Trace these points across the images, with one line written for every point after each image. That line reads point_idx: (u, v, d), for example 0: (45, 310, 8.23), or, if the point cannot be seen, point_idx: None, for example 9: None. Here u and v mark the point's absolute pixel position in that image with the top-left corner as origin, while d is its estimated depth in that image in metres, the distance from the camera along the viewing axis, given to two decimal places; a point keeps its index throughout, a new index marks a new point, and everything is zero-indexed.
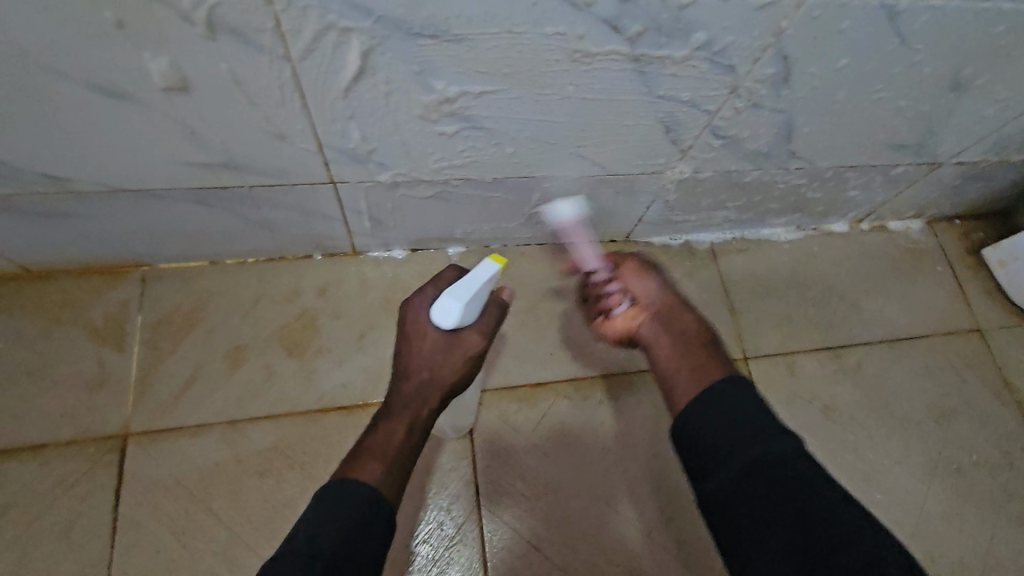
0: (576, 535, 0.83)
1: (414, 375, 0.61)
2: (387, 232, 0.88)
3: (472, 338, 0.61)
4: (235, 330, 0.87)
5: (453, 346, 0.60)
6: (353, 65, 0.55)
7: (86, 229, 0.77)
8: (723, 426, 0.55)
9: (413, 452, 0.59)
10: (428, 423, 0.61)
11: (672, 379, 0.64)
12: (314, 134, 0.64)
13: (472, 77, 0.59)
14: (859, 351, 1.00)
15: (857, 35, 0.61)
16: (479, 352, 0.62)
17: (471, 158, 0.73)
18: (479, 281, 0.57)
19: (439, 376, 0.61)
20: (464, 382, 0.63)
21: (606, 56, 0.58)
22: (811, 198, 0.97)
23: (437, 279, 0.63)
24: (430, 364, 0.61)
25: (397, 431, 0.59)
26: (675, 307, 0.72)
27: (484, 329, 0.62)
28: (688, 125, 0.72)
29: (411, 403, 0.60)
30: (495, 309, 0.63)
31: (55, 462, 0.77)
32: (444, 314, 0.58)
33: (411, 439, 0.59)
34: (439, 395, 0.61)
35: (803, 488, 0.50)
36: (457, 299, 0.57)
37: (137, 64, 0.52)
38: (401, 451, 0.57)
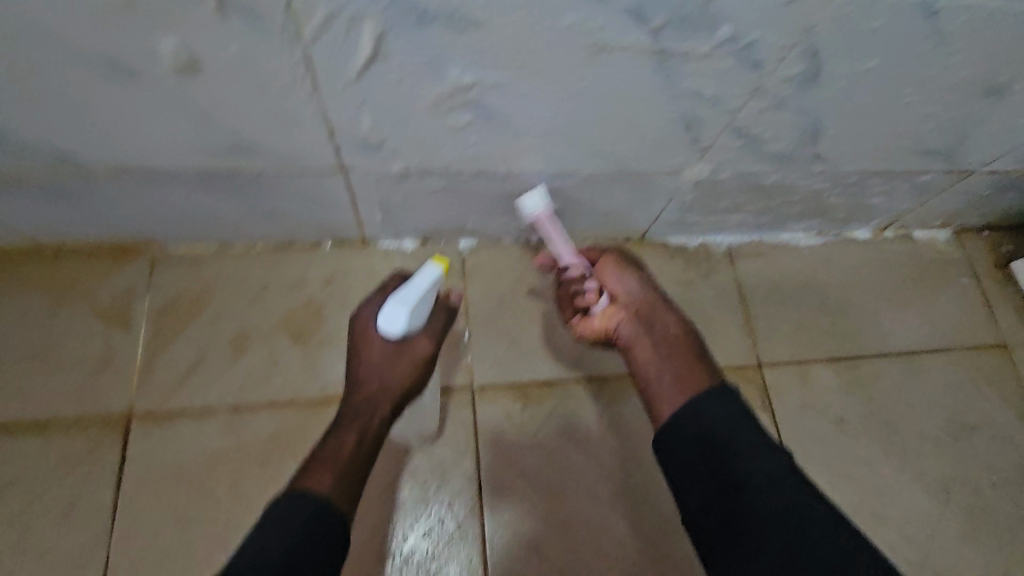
0: (576, 538, 0.81)
1: (364, 385, 0.68)
2: (397, 223, 0.87)
3: (419, 344, 0.68)
4: (240, 316, 0.86)
5: (400, 353, 0.67)
6: (364, 51, 0.53)
7: (94, 209, 0.76)
8: (705, 447, 0.60)
9: (368, 454, 0.66)
10: (381, 428, 0.68)
11: (657, 386, 0.68)
12: (324, 121, 0.63)
13: (487, 68, 0.57)
14: (877, 363, 0.96)
15: (892, 34, 0.58)
16: (426, 357, 0.69)
17: (484, 151, 0.71)
18: (421, 287, 0.62)
19: (388, 383, 0.68)
20: (415, 385, 0.69)
21: (625, 49, 0.56)
22: (834, 203, 0.94)
23: (383, 291, 0.70)
24: (378, 373, 0.67)
25: (350, 439, 0.65)
26: (655, 306, 0.75)
27: (430, 334, 0.69)
28: (709, 123, 0.69)
29: (363, 410, 0.67)
30: (441, 317, 0.71)
31: (58, 440, 0.77)
32: (391, 321, 0.62)
33: (365, 444, 0.66)
34: (390, 400, 0.68)
35: (776, 505, 0.55)
36: (402, 305, 0.62)
37: (146, 43, 0.51)
38: (353, 457, 0.64)
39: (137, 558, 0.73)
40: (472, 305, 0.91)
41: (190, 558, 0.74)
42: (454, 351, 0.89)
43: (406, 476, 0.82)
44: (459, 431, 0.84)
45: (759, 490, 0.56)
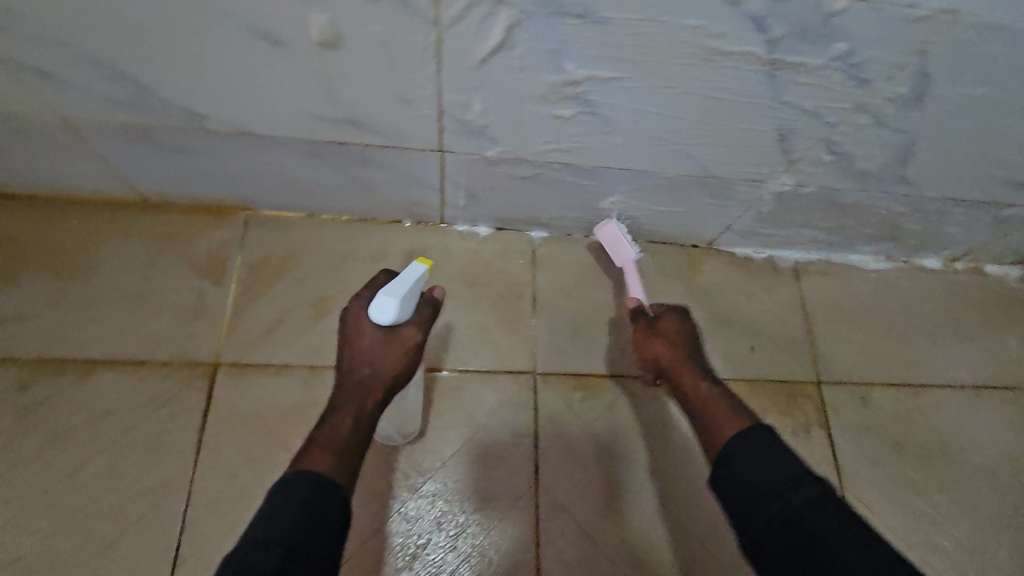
0: (625, 528, 0.83)
1: (356, 370, 0.62)
2: (477, 208, 0.91)
3: (409, 331, 0.63)
4: (323, 281, 0.90)
5: (392, 338, 0.62)
6: (494, 38, 0.57)
7: (206, 167, 0.82)
8: (766, 468, 0.54)
9: (362, 441, 0.59)
10: (375, 416, 0.61)
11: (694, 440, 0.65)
12: (438, 102, 0.66)
13: (604, 63, 0.60)
14: (938, 393, 0.96)
15: (1005, 62, 0.59)
16: (418, 344, 0.64)
17: (578, 145, 0.74)
18: (408, 280, 0.63)
19: (380, 368, 0.62)
20: (408, 373, 0.64)
21: (739, 56, 0.59)
22: (909, 228, 0.94)
23: (370, 286, 0.67)
24: (371, 358, 0.62)
25: (344, 423, 0.58)
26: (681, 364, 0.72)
27: (420, 322, 0.65)
28: (804, 135, 0.71)
29: (355, 396, 0.61)
30: (428, 307, 0.67)
31: (151, 378, 0.82)
32: (382, 311, 0.61)
33: (359, 430, 0.59)
34: (383, 387, 0.62)
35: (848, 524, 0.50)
36: (394, 296, 0.61)
37: (299, 16, 0.56)
38: (350, 438, 0.57)
39: (215, 497, 0.77)
40: (540, 293, 0.94)
41: None
42: (520, 336, 0.92)
43: (465, 449, 0.85)
44: (519, 413, 0.87)
45: (850, 535, 0.49)
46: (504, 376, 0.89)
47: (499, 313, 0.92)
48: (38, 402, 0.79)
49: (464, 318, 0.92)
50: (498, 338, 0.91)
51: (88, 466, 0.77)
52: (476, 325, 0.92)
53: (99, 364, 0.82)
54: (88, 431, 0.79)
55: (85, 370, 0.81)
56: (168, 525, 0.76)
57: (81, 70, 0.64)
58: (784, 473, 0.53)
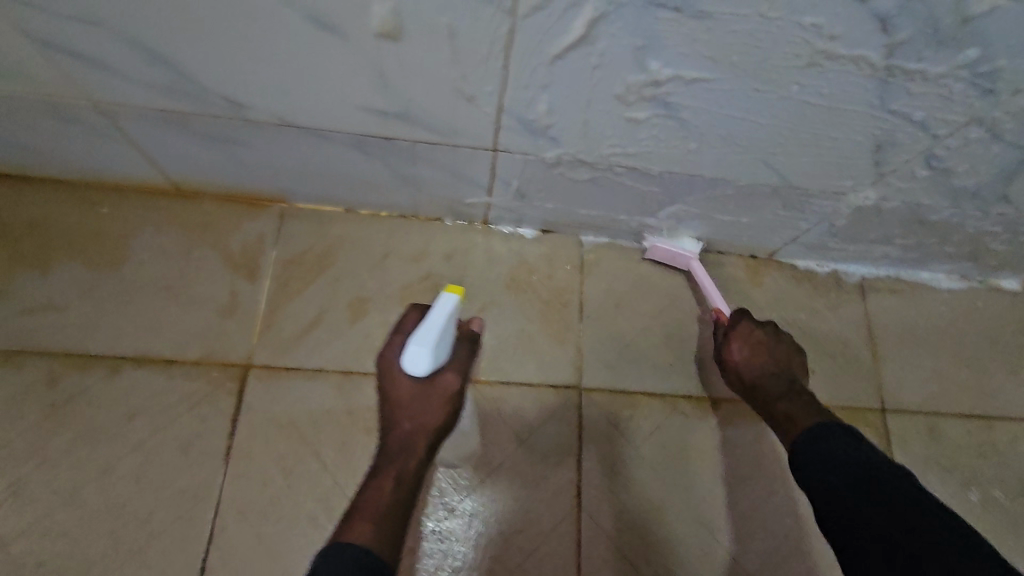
0: (672, 557, 0.79)
1: (398, 426, 0.61)
2: (524, 210, 0.85)
3: (447, 377, 0.63)
4: (361, 281, 0.86)
5: (430, 388, 0.62)
6: (576, 31, 0.51)
7: (244, 158, 0.77)
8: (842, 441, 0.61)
9: (407, 501, 0.57)
10: (419, 473, 0.60)
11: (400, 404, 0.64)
12: (501, 99, 0.61)
13: (693, 62, 0.54)
14: (1012, 427, 0.89)
15: None
16: (457, 390, 0.63)
17: (648, 149, 0.67)
18: (438, 321, 0.61)
19: (421, 422, 0.61)
20: (450, 422, 0.63)
21: (849, 61, 0.52)
22: (995, 248, 0.86)
23: (403, 329, 0.66)
24: (411, 412, 0.61)
25: (386, 485, 0.57)
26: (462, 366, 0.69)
27: (459, 366, 0.64)
28: (903, 148, 0.63)
29: (398, 454, 0.60)
30: (467, 346, 0.66)
31: (181, 378, 0.78)
32: (414, 361, 0.60)
33: (403, 490, 0.58)
34: (426, 440, 0.61)
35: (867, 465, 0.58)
36: (422, 344, 0.60)
37: (364, 3, 0.51)
38: (394, 501, 0.56)
39: (246, 506, 0.74)
40: (588, 302, 0.89)
41: (294, 516, 0.74)
42: (567, 347, 0.86)
43: (504, 466, 0.80)
44: (563, 429, 0.82)
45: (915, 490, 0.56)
46: (548, 389, 0.84)
47: (545, 322, 0.87)
48: (66, 397, 0.76)
49: (507, 326, 0.86)
50: (543, 349, 0.86)
51: (116, 467, 0.74)
52: (520, 334, 0.86)
53: (129, 360, 0.79)
54: (117, 430, 0.76)
55: (115, 366, 0.78)
56: (196, 534, 0.72)
57: (118, 53, 0.60)
58: (840, 437, 0.62)
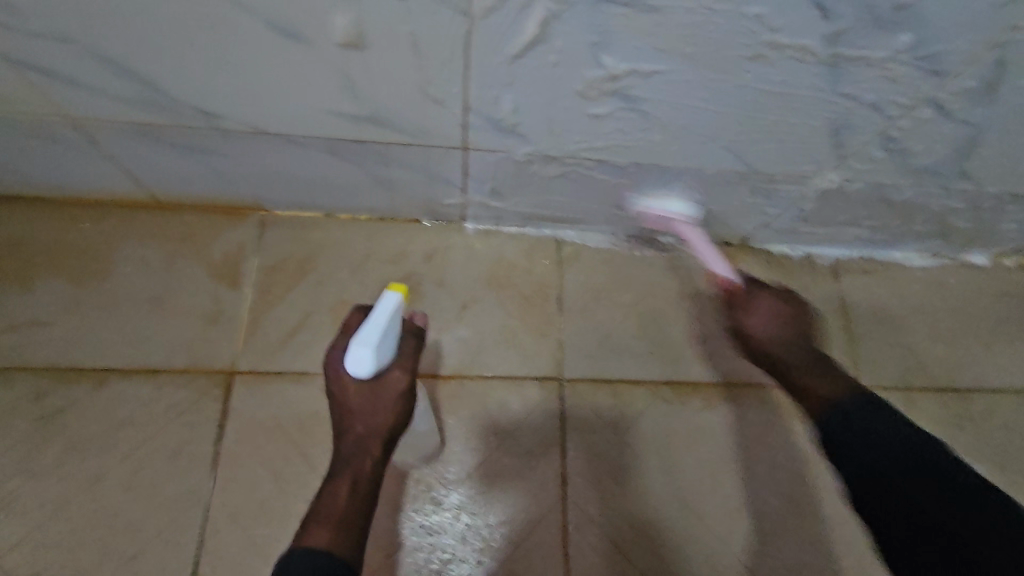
0: (658, 541, 0.80)
1: (349, 431, 0.58)
2: (500, 207, 0.86)
3: (394, 375, 0.58)
4: (343, 284, 0.87)
5: (376, 390, 0.57)
6: (531, 31, 0.53)
7: (221, 168, 0.78)
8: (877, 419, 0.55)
9: (365, 505, 0.55)
10: (377, 474, 0.57)
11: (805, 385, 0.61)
12: (466, 99, 0.62)
13: (648, 55, 0.56)
14: (986, 398, 0.91)
15: None
16: (406, 389, 0.59)
17: (614, 143, 0.69)
18: (382, 317, 0.56)
19: (371, 424, 0.58)
20: (403, 419, 0.59)
21: (794, 51, 0.55)
22: (960, 226, 0.88)
23: (344, 326, 0.60)
24: (362, 413, 0.57)
25: (342, 490, 0.55)
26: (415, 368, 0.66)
27: (405, 362, 0.59)
28: (859, 130, 0.65)
29: (351, 459, 0.57)
30: (414, 339, 0.61)
31: (167, 387, 0.79)
32: (358, 364, 0.56)
33: (358, 495, 0.55)
34: (380, 441, 0.58)
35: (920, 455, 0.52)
36: (366, 346, 0.55)
37: (327, 13, 0.53)
38: (350, 508, 0.54)
39: (235, 510, 0.75)
40: (568, 295, 0.90)
41: (284, 518, 0.75)
42: (548, 340, 0.88)
43: (491, 458, 0.82)
44: (549, 420, 0.84)
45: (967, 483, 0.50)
46: (532, 381, 0.86)
47: (525, 316, 0.89)
48: (53, 411, 0.77)
49: (489, 323, 0.88)
50: (525, 343, 0.87)
51: (106, 477, 0.75)
52: (501, 329, 0.88)
53: (114, 372, 0.80)
54: (106, 441, 0.76)
55: (101, 379, 0.79)
56: (187, 539, 0.73)
57: (90, 70, 0.61)
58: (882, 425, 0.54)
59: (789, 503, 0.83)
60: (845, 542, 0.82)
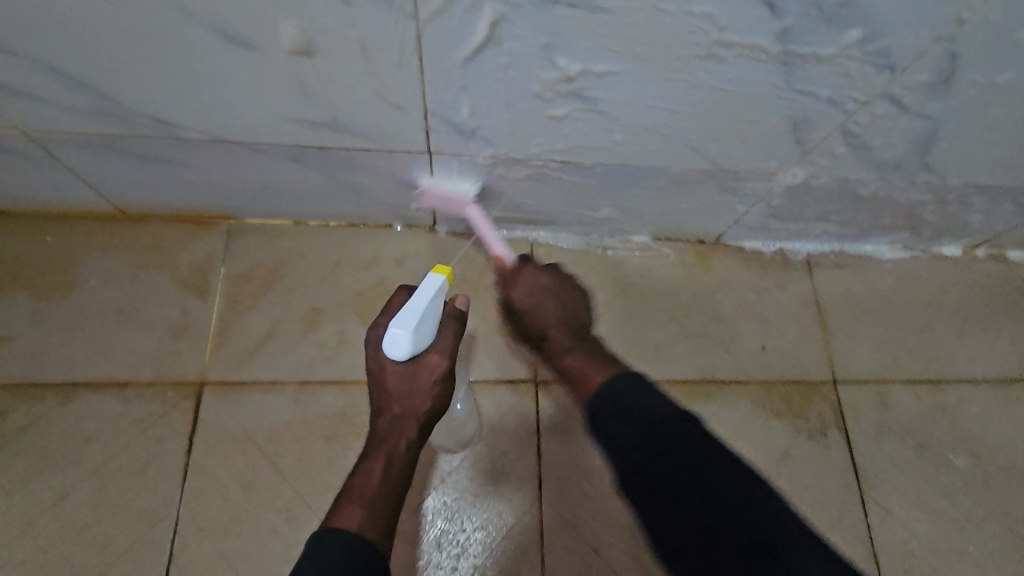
0: (635, 542, 0.80)
1: (386, 411, 0.60)
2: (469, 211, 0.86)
3: (433, 359, 0.59)
4: (313, 292, 0.86)
5: (416, 372, 0.59)
6: (480, 33, 0.53)
7: (184, 177, 0.77)
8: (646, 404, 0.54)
9: (396, 485, 0.56)
10: (411, 455, 0.59)
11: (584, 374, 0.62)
12: (423, 102, 0.62)
13: (601, 55, 0.56)
14: (960, 389, 0.92)
15: None
16: (444, 373, 0.60)
17: (576, 144, 0.69)
18: (422, 296, 0.56)
19: (409, 406, 0.59)
20: (440, 404, 0.61)
21: (745, 48, 0.55)
22: (928, 219, 0.89)
23: (387, 310, 0.62)
24: (399, 394, 0.59)
25: (375, 469, 0.57)
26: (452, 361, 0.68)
27: (444, 348, 0.60)
28: (818, 125, 0.66)
29: (387, 438, 0.59)
30: (452, 324, 0.62)
31: (135, 400, 0.78)
32: (396, 346, 0.55)
33: (392, 474, 0.57)
34: (415, 423, 0.59)
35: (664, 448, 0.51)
36: (403, 328, 0.55)
37: (274, 20, 0.52)
38: (383, 487, 0.55)
39: (206, 523, 0.74)
40: None
41: (256, 529, 0.75)
42: (521, 343, 0.87)
43: (467, 464, 0.81)
44: (523, 423, 0.84)
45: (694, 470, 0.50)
46: (505, 384, 0.85)
47: (498, 320, 0.88)
48: (18, 429, 0.76)
49: None
50: (499, 346, 0.87)
51: (73, 494, 0.74)
52: (475, 333, 0.87)
53: (81, 387, 0.78)
54: (73, 458, 0.75)
55: (67, 394, 0.78)
56: (157, 554, 0.72)
57: (40, 81, 0.60)
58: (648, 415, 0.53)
59: None
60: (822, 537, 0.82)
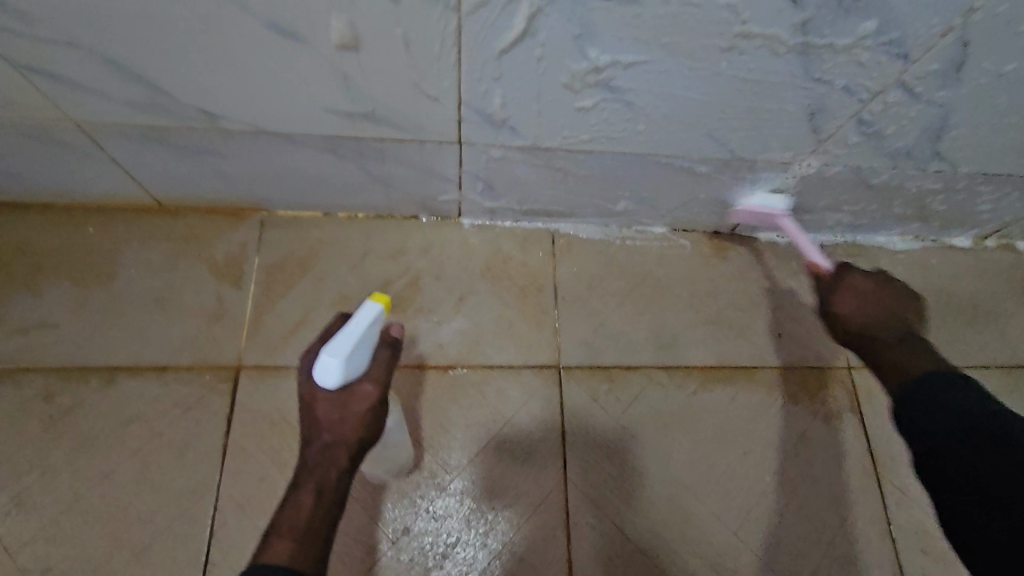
0: (658, 520, 0.82)
1: (314, 438, 0.57)
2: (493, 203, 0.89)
3: (366, 387, 0.57)
4: (343, 280, 0.89)
5: (348, 399, 0.56)
6: (517, 26, 0.57)
7: (222, 169, 0.81)
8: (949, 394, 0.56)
9: (331, 516, 0.54)
10: (343, 484, 0.56)
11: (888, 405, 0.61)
12: (458, 93, 0.65)
13: (628, 46, 0.59)
14: (972, 374, 0.94)
15: None
16: (377, 402, 0.58)
17: (601, 134, 0.72)
18: (358, 325, 0.55)
19: (341, 433, 0.57)
20: (373, 433, 0.58)
21: (765, 39, 0.58)
22: (938, 208, 0.91)
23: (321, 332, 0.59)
24: (331, 425, 0.56)
25: (305, 499, 0.54)
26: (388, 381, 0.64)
27: (378, 375, 0.58)
28: (834, 113, 0.68)
29: (316, 466, 0.56)
30: (388, 351, 0.60)
31: (173, 383, 0.81)
32: (325, 373, 0.53)
33: (325, 504, 0.54)
34: (347, 450, 0.57)
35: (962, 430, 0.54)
36: (335, 356, 0.53)
37: (324, 16, 0.56)
38: (315, 521, 0.53)
39: (244, 500, 0.77)
40: (563, 285, 0.93)
41: None
42: (544, 329, 0.90)
43: (491, 443, 0.84)
44: (547, 406, 0.86)
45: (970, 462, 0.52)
46: (529, 369, 0.88)
47: (522, 307, 0.91)
48: (63, 410, 0.79)
49: (487, 313, 0.90)
50: (523, 333, 0.90)
51: (116, 472, 0.77)
52: (499, 319, 0.90)
53: (122, 371, 0.81)
54: (116, 437, 0.78)
55: (109, 377, 0.81)
56: (198, 530, 0.75)
57: (95, 74, 0.63)
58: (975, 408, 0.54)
59: (784, 480, 0.85)
60: (840, 517, 0.84)
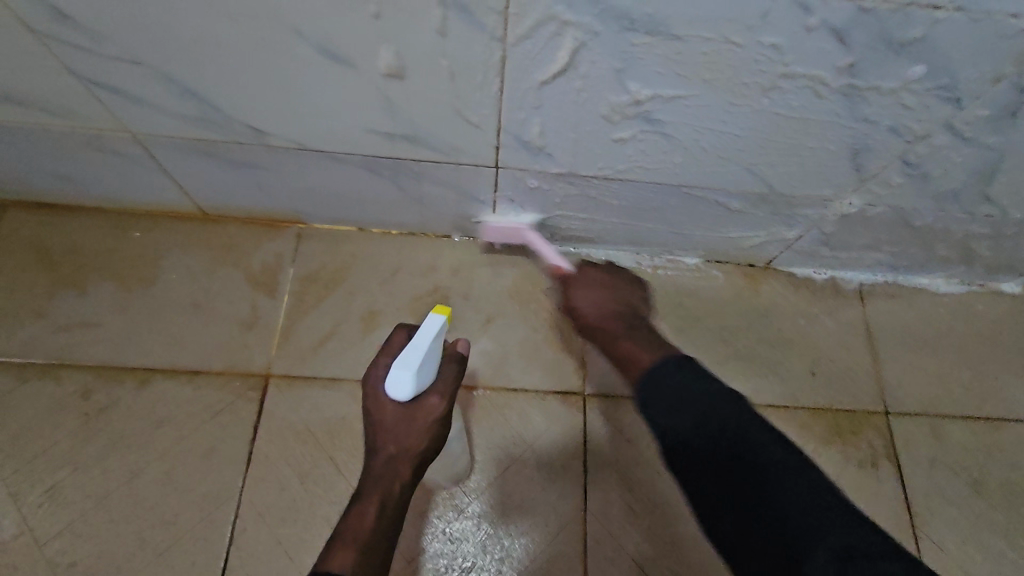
0: (678, 560, 0.80)
1: (380, 450, 0.57)
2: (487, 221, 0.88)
3: (432, 401, 0.59)
4: (373, 295, 0.90)
5: (416, 412, 0.57)
6: (560, 59, 0.57)
7: (265, 182, 0.83)
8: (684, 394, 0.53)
9: (391, 529, 0.55)
10: (404, 497, 0.57)
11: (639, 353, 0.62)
12: (497, 120, 0.66)
13: (670, 81, 0.59)
14: (1019, 428, 0.89)
15: None
16: (441, 416, 0.59)
17: (636, 165, 0.72)
18: (427, 338, 0.56)
19: (404, 445, 0.57)
20: (435, 446, 0.59)
21: (809, 79, 0.58)
22: (985, 253, 0.88)
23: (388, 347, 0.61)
24: (395, 436, 0.57)
25: (369, 509, 0.55)
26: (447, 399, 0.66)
27: (443, 389, 0.60)
28: (879, 153, 0.67)
29: (380, 477, 0.57)
30: (452, 367, 0.62)
31: (205, 388, 0.83)
32: (397, 386, 0.55)
33: (387, 515, 0.55)
34: (410, 465, 0.58)
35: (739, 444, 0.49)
36: (408, 368, 0.55)
37: (374, 45, 0.58)
38: (376, 531, 0.53)
39: (265, 508, 0.78)
40: None
41: (310, 519, 0.78)
42: (570, 355, 0.89)
43: (511, 469, 0.83)
44: (569, 434, 0.85)
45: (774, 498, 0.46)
46: (553, 395, 0.87)
47: (549, 332, 0.91)
48: (99, 408, 0.81)
49: (513, 336, 0.90)
50: (547, 358, 0.89)
51: (145, 472, 0.79)
52: (524, 343, 0.90)
53: (157, 372, 0.84)
54: (146, 437, 0.80)
55: (144, 378, 0.83)
56: (218, 536, 0.76)
57: (154, 90, 0.67)
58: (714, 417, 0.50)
59: None
60: None
